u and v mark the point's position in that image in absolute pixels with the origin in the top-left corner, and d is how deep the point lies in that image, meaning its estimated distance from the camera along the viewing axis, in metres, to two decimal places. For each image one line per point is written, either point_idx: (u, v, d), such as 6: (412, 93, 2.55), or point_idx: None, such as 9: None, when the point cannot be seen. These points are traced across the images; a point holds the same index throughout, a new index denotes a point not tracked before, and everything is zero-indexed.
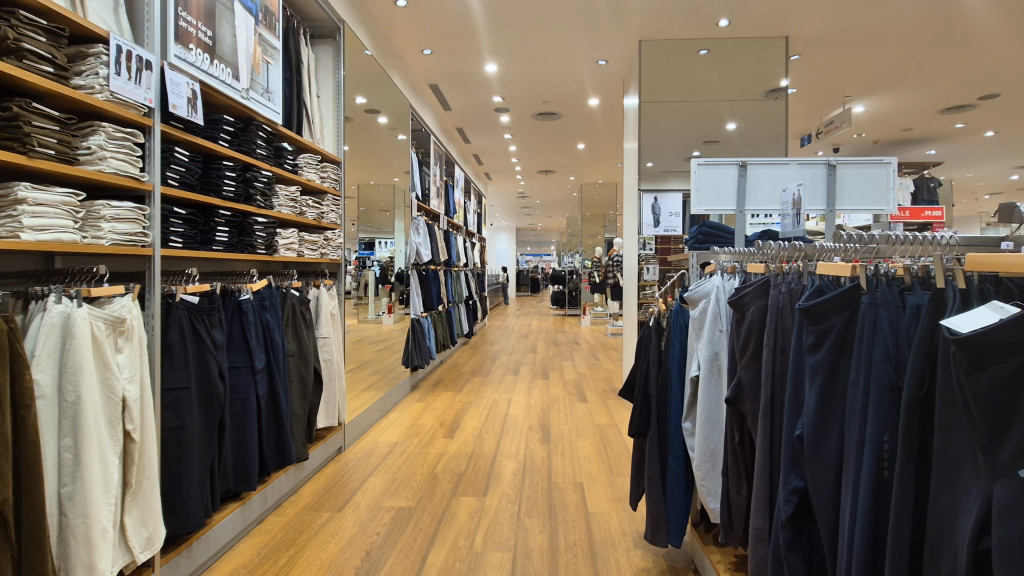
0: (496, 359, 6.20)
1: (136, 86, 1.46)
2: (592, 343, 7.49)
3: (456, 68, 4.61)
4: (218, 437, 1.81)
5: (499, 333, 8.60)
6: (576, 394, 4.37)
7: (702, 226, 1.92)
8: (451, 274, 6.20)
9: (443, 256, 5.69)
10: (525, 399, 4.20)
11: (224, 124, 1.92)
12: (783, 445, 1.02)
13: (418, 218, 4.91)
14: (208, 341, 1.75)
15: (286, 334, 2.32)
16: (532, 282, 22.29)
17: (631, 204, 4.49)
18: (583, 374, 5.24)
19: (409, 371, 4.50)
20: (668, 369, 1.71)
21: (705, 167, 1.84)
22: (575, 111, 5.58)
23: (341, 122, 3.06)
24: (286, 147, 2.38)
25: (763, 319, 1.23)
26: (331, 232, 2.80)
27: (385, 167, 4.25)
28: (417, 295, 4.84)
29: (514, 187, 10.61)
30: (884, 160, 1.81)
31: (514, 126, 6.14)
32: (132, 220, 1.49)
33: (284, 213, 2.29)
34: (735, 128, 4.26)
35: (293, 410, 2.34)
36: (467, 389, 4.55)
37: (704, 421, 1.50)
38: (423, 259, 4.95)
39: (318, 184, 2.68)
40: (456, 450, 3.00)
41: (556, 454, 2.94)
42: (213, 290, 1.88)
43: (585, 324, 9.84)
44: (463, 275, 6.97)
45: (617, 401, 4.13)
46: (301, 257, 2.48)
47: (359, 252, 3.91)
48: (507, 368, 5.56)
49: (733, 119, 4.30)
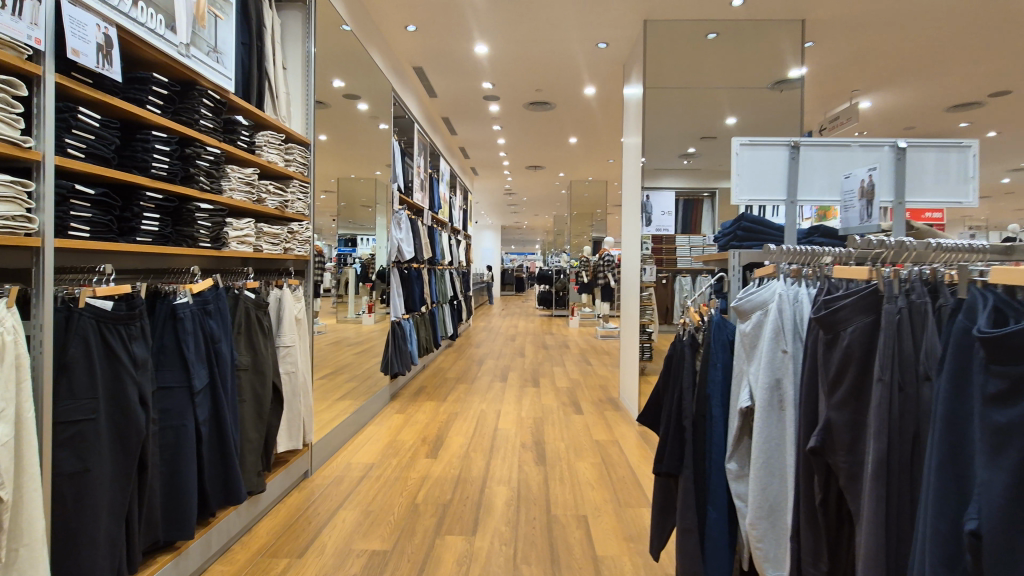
0: (483, 363, 5.85)
1: (13, 18, 1.07)
2: (582, 346, 7.18)
3: (444, 49, 4.24)
4: (141, 479, 1.43)
5: (484, 334, 8.23)
6: (570, 404, 4.04)
7: (741, 221, 1.59)
8: (434, 273, 5.82)
9: (427, 254, 5.31)
10: (515, 410, 3.86)
11: (155, 85, 1.52)
12: (936, 537, 0.70)
13: (400, 212, 4.50)
14: (126, 358, 1.36)
15: (239, 344, 1.94)
16: (517, 281, 22.00)
17: (632, 201, 4.17)
18: (575, 380, 4.92)
19: (388, 379, 4.12)
20: (709, 395, 1.38)
21: (748, 149, 1.51)
22: (569, 101, 5.25)
23: (311, 98, 2.66)
24: (240, 120, 1.99)
25: (867, 343, 0.91)
26: (296, 225, 2.42)
27: (365, 154, 3.85)
28: (399, 296, 4.46)
29: (500, 183, 10.25)
30: (962, 143, 1.48)
31: (504, 116, 5.79)
32: (7, 199, 1.10)
33: (236, 200, 1.91)
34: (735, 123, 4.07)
35: (245, 436, 1.95)
36: (452, 398, 4.20)
37: (761, 467, 1.18)
38: (405, 257, 4.51)
39: (282, 167, 2.29)
40: (441, 474, 2.64)
41: (554, 478, 2.60)
42: (135, 292, 1.49)
43: (573, 326, 9.57)
44: (447, 274, 6.59)
45: (615, 414, 3.82)
46: (258, 252, 2.09)
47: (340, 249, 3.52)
48: (495, 374, 5.21)
49: (733, 113, 4.08)
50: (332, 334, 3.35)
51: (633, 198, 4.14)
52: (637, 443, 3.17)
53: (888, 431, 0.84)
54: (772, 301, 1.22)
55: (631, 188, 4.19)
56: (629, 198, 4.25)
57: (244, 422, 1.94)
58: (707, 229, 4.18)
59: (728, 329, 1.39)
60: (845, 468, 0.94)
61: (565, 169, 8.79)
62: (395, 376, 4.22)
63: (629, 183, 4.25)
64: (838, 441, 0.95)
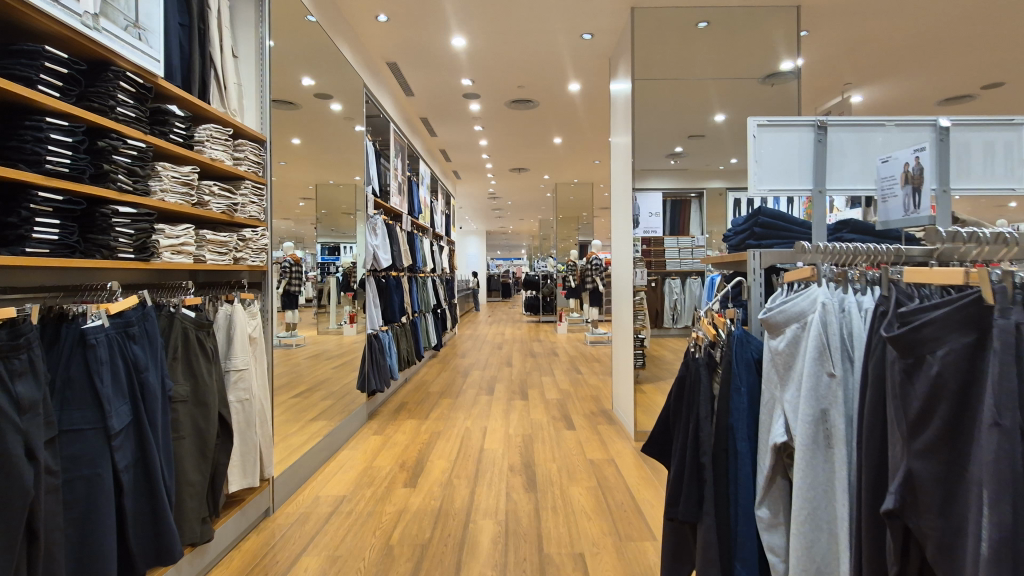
0: (468, 374, 5.58)
1: None
2: (571, 354, 6.95)
3: (419, 43, 3.99)
4: (30, 550, 1.14)
5: (470, 343, 7.95)
6: (560, 419, 3.78)
7: (759, 216, 1.36)
8: (415, 281, 5.55)
9: (407, 261, 5.04)
10: (502, 427, 3.60)
11: (48, 61, 1.24)
12: None
13: (375, 218, 4.19)
14: (5, 400, 1.08)
15: (175, 370, 1.66)
16: (503, 287, 21.76)
17: (622, 201, 3.94)
18: (566, 391, 4.67)
19: (366, 397, 3.83)
20: (732, 428, 1.13)
21: (768, 130, 1.28)
22: (553, 98, 5.03)
23: (266, 89, 2.39)
24: (174, 110, 1.71)
25: (966, 370, 0.67)
26: (249, 231, 2.14)
27: (335, 155, 3.57)
28: (377, 307, 4.17)
29: (484, 187, 10.01)
30: (1012, 119, 1.27)
31: (485, 116, 5.55)
32: None
33: (168, 202, 1.63)
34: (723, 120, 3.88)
35: (184, 479, 1.66)
36: (435, 414, 3.92)
37: (806, 521, 0.94)
38: (381, 264, 4.21)
39: (230, 165, 2.01)
40: (420, 506, 2.37)
41: (545, 507, 2.35)
42: (27, 317, 1.20)
43: (562, 332, 9.35)
44: (429, 282, 6.32)
45: (610, 428, 3.57)
46: (199, 263, 1.81)
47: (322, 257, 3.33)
48: (481, 386, 4.95)
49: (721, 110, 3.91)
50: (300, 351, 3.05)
51: (623, 198, 3.91)
52: (634, 461, 2.93)
53: (1011, 496, 0.60)
54: (812, 313, 0.99)
55: (621, 188, 3.97)
56: (620, 198, 4.02)
57: (182, 462, 1.66)
58: (695, 230, 3.95)
59: (752, 345, 1.16)
60: (936, 539, 0.69)
61: (550, 171, 8.58)
62: (372, 393, 3.93)
63: (619, 182, 4.03)
64: (924, 501, 0.70)
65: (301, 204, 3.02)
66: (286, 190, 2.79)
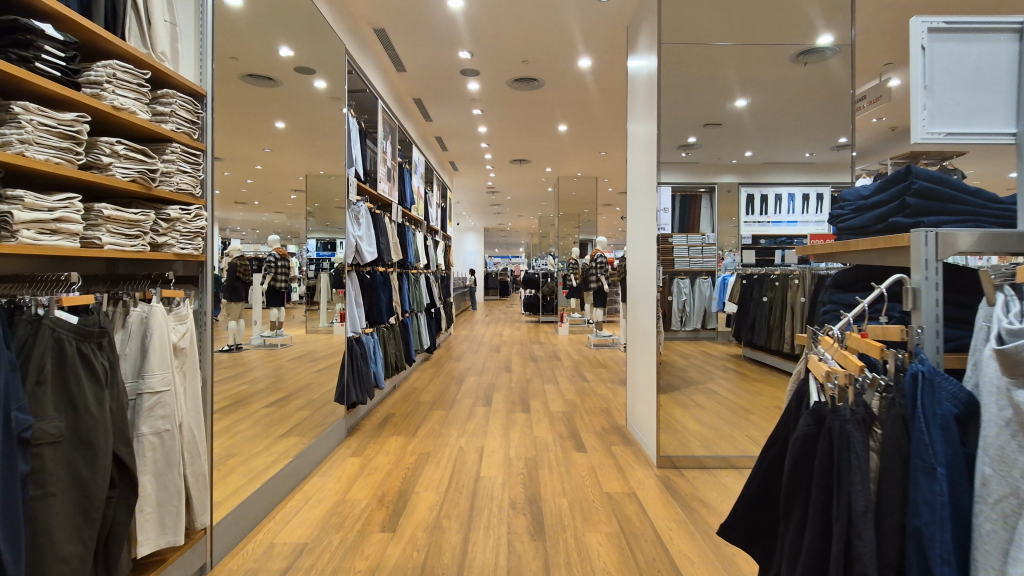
0: (463, 381, 5.08)
1: None
2: (575, 357, 6.46)
3: (411, 4, 3.49)
4: None
5: (465, 345, 7.46)
6: (568, 437, 3.30)
7: (917, 176, 0.94)
8: (405, 278, 5.03)
9: (396, 255, 4.52)
10: (502, 447, 3.11)
11: None
12: None
13: (360, 205, 3.63)
14: None
15: (42, 400, 1.17)
16: (500, 285, 21.36)
17: (640, 189, 3.45)
18: (571, 402, 4.19)
19: (344, 411, 3.33)
20: (921, 535, 0.70)
21: (941, 39, 0.99)
22: (560, 76, 4.52)
23: (207, 29, 1.89)
24: (47, 32, 1.21)
25: None
26: (176, 209, 1.65)
27: (309, 131, 3.06)
28: (359, 307, 3.63)
29: (483, 180, 9.51)
30: None
31: (485, 97, 5.05)
32: None
33: (26, 158, 1.13)
34: (746, 105, 3.96)
35: (52, 555, 1.16)
36: (425, 431, 3.42)
37: None
38: (364, 258, 3.64)
39: (147, 121, 1.52)
40: (398, 562, 1.87)
41: (555, 565, 1.85)
42: None
43: (563, 333, 8.89)
44: (422, 279, 5.80)
45: (626, 449, 3.08)
46: (88, 250, 1.31)
47: (314, 252, 3.15)
48: (478, 395, 4.45)
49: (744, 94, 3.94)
50: (259, 361, 2.54)
51: (641, 186, 3.41)
52: (659, 496, 2.44)
53: None
54: None
55: (639, 175, 3.47)
56: (637, 186, 3.53)
57: (47, 531, 1.16)
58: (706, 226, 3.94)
59: (946, 393, 0.74)
60: None
61: (552, 164, 8.11)
62: (353, 407, 3.43)
63: (637, 168, 3.53)
64: None
65: (263, 185, 2.50)
66: (242, 166, 2.28)
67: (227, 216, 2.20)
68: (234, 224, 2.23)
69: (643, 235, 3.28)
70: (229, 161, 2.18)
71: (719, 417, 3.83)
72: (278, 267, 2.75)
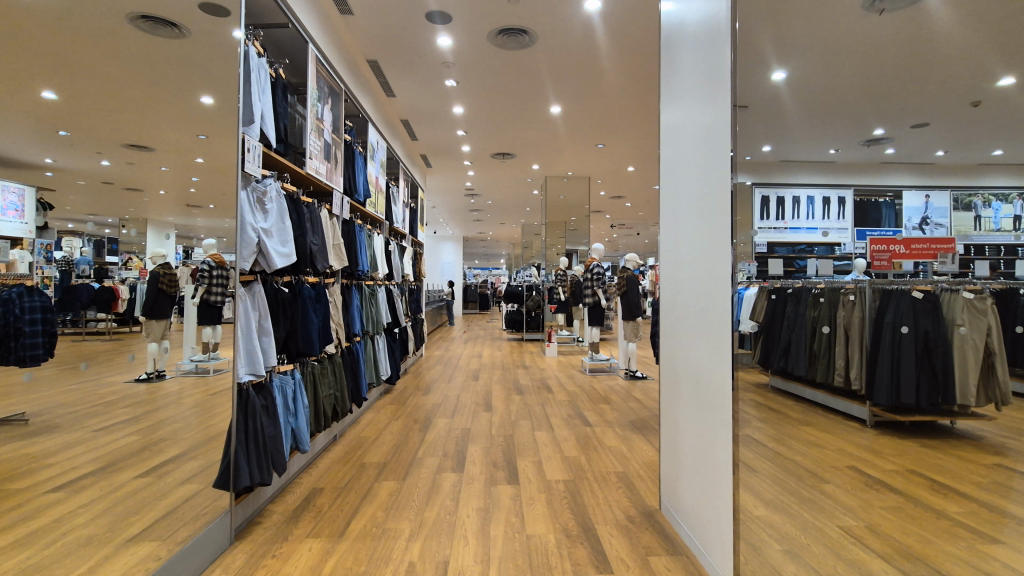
0: (429, 424, 3.92)
1: None
2: (568, 388, 5.34)
3: None
4: None
5: (437, 370, 6.31)
6: (578, 536, 2.16)
7: None
8: (353, 291, 3.87)
9: (336, 261, 3.36)
10: (475, 567, 1.93)
11: None
12: None
13: (269, 183, 2.41)
14: None
15: None
16: (480, 298, 20.29)
17: (682, 160, 2.30)
18: (573, 463, 3.05)
19: (232, 499, 2.16)
20: None
21: None
22: (559, 23, 3.43)
23: None
24: None
25: None
26: None
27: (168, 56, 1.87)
28: (268, 336, 2.43)
29: (460, 178, 8.38)
30: None
31: (461, 58, 3.95)
32: None
33: None
34: (783, 77, 3.28)
35: None
36: (360, 526, 2.25)
37: None
38: (270, 265, 2.37)
39: None
40: None
41: None
42: None
43: (551, 354, 7.81)
44: (379, 292, 4.64)
45: (674, 563, 1.97)
46: None
47: (239, 258, 2.23)
48: (445, 450, 3.29)
49: (779, 66, 3.25)
50: (88, 420, 1.68)
51: (682, 155, 2.27)
52: None
53: None
54: None
55: (678, 144, 2.35)
56: (675, 157, 2.38)
57: None
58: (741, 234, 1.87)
59: None
60: None
61: (540, 159, 7.05)
62: (249, 491, 2.25)
63: (674, 136, 2.41)
64: None
65: (97, 143, 1.61)
66: (69, 124, 1.52)
67: (188, 220, 1.98)
68: (196, 231, 2.02)
69: (690, 227, 2.13)
70: (129, 147, 1.74)
71: (778, 486, 2.74)
72: (216, 276, 2.13)
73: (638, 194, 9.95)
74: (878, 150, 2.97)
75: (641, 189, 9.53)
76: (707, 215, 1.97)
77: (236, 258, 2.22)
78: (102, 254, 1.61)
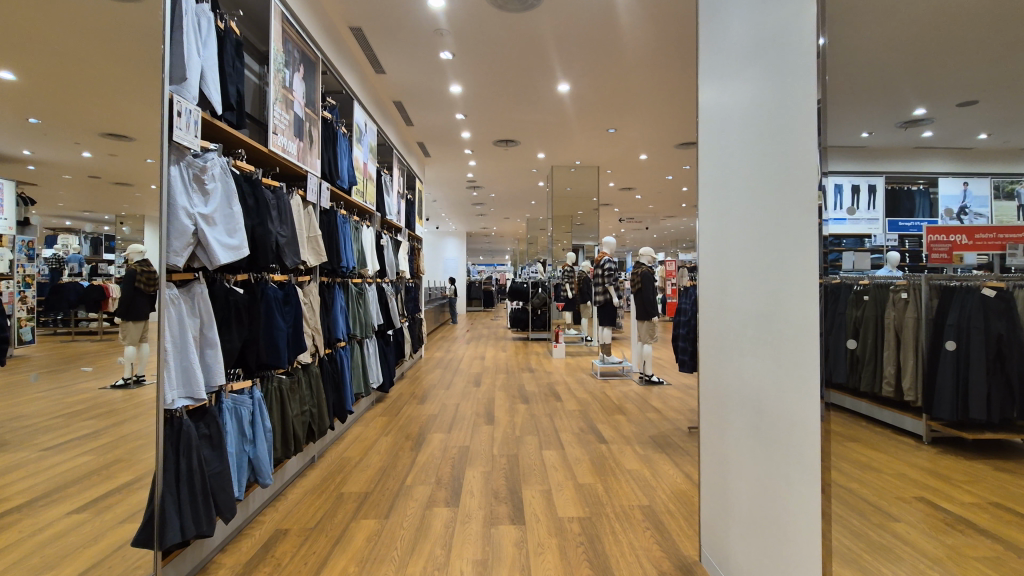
0: (422, 441, 3.46)
1: None
2: (579, 395, 4.88)
3: None
4: None
5: (436, 375, 5.83)
6: None
7: None
8: (335, 291, 3.41)
9: (312, 256, 2.89)
10: None
11: None
12: None
13: (212, 158, 1.93)
14: None
15: None
16: (485, 295, 19.83)
17: (731, 126, 1.79)
18: (589, 494, 2.58)
19: (160, 560, 1.70)
20: None
21: None
22: None
23: None
24: None
25: None
26: None
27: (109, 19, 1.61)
28: (213, 350, 1.96)
29: (460, 168, 7.90)
30: None
31: (457, 23, 3.47)
32: None
33: None
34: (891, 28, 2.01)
35: None
36: None
37: None
38: (211, 260, 1.89)
39: None
40: None
41: None
42: None
43: (558, 355, 7.34)
44: (369, 292, 4.18)
45: None
46: None
47: (170, 253, 1.76)
48: (439, 476, 2.82)
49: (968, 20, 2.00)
50: (43, 434, 1.49)
51: (733, 120, 1.77)
52: None
53: None
54: None
55: (724, 109, 1.84)
56: (721, 124, 1.88)
57: None
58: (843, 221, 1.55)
59: None
60: None
61: (545, 147, 6.56)
62: (186, 545, 1.79)
63: (719, 99, 1.91)
64: None
65: (75, 132, 1.58)
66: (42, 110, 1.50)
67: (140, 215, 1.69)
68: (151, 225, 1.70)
69: (747, 213, 1.63)
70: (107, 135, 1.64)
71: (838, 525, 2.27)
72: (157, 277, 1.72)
73: (650, 185, 9.43)
74: (916, 128, 1.91)
75: (653, 179, 9.01)
76: (771, 190, 1.48)
77: (164, 251, 1.74)
78: (103, 251, 1.60)
